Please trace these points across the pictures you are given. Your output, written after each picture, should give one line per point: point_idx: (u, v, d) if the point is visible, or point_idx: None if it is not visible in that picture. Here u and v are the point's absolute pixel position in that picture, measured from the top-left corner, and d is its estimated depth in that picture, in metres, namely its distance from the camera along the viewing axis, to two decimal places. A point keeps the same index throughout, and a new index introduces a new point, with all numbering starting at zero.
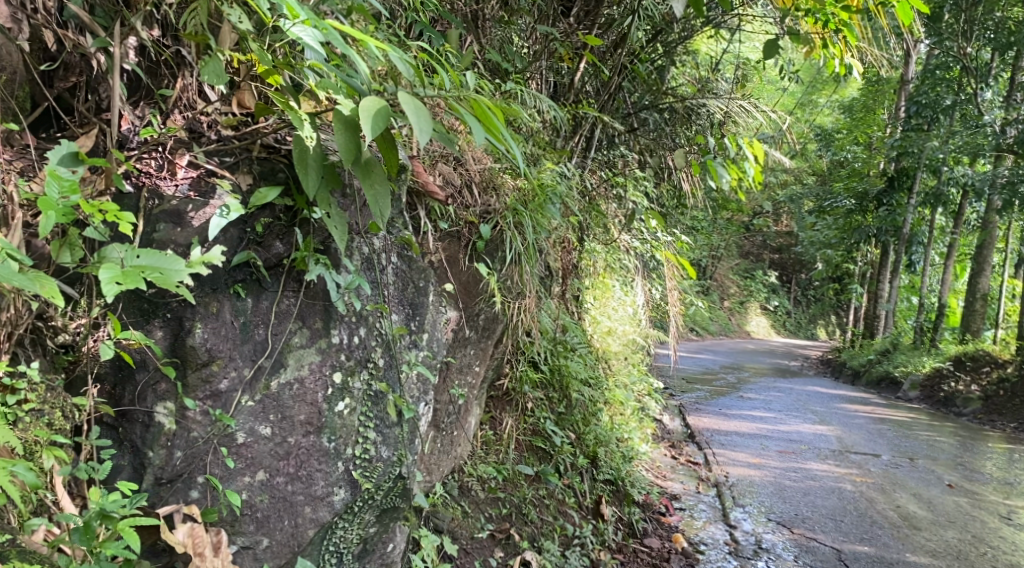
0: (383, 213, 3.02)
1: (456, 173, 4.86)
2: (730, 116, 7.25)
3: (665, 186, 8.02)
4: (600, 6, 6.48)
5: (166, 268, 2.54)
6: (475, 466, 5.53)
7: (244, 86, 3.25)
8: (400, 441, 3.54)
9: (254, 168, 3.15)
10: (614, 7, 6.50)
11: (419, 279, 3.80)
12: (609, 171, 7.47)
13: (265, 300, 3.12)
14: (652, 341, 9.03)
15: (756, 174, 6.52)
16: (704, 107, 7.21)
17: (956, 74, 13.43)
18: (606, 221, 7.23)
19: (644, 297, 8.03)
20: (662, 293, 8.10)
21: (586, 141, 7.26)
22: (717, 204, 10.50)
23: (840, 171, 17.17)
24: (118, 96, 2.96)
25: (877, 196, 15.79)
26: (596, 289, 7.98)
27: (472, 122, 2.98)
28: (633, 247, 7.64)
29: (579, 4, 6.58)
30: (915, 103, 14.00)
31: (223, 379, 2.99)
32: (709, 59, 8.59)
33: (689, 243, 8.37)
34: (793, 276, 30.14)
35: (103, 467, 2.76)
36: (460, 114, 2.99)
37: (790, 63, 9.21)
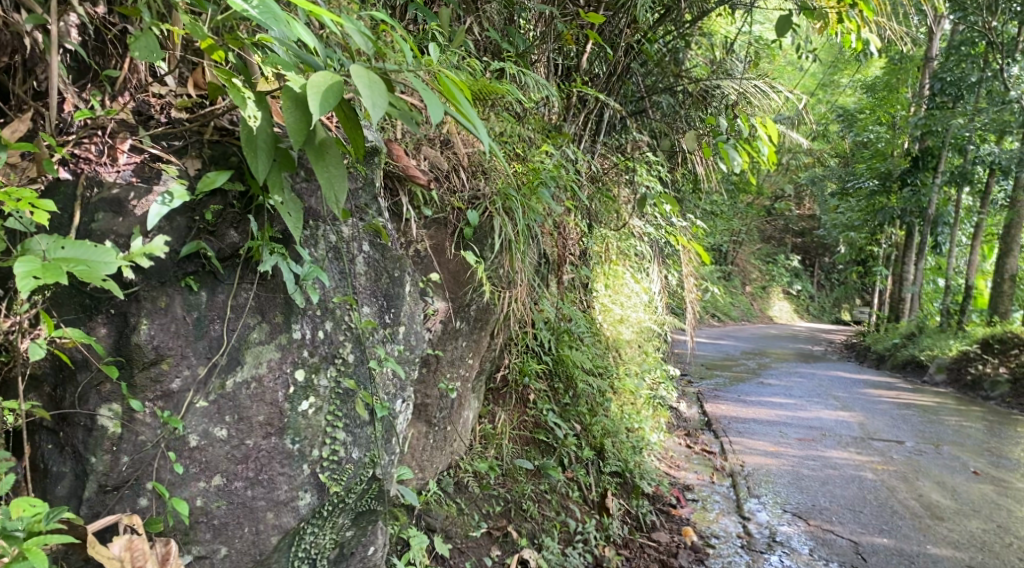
0: (340, 199, 2.79)
1: (443, 157, 4.64)
2: (744, 97, 7.03)
3: (678, 169, 7.74)
4: None
5: (94, 261, 2.36)
6: (471, 462, 5.31)
7: (198, 65, 3.03)
8: (372, 441, 3.32)
9: (205, 152, 2.94)
10: None
11: (394, 269, 3.58)
12: (618, 155, 7.23)
13: (220, 293, 2.92)
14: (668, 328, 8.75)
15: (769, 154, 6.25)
16: (718, 89, 7.09)
17: (982, 49, 12.99)
18: (619, 207, 7.05)
19: (655, 283, 7.77)
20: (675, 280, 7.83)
21: (596, 125, 7.05)
22: (736, 187, 10.20)
23: (863, 151, 16.73)
24: (55, 77, 2.76)
25: (902, 176, 15.37)
26: (608, 278, 7.58)
27: (432, 97, 2.73)
28: (647, 233, 7.54)
29: None
30: (940, 80, 13.56)
31: (175, 379, 2.79)
32: (724, 37, 8.28)
33: (703, 228, 8.06)
34: (816, 259, 29.61)
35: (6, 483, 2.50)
36: (421, 89, 2.74)
37: (808, 41, 8.87)
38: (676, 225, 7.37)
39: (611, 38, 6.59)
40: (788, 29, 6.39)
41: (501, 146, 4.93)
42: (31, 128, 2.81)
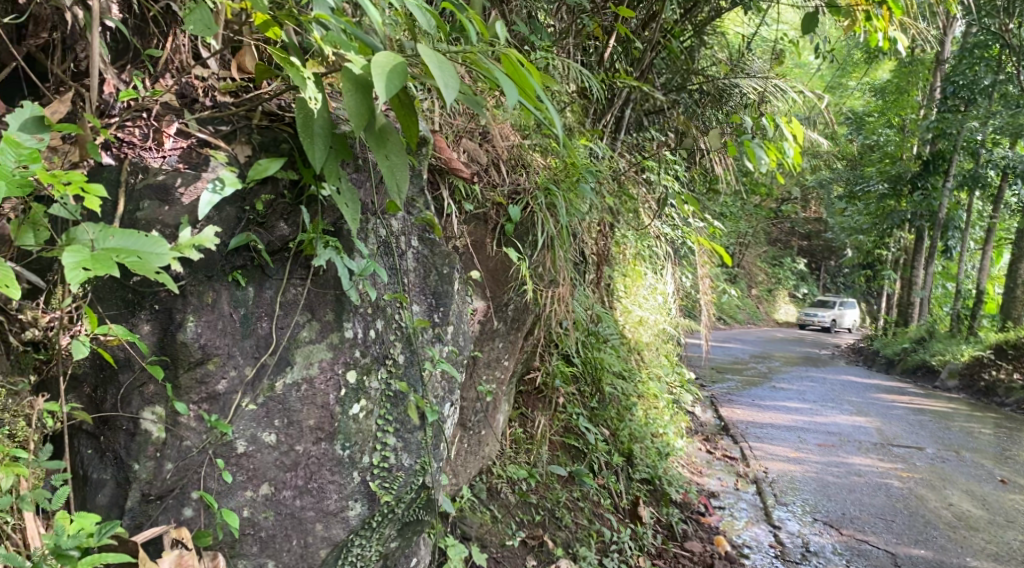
0: (402, 188, 2.61)
1: (482, 150, 4.45)
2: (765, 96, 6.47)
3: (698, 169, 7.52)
4: None
5: (145, 252, 2.17)
6: (504, 467, 5.07)
7: (243, 47, 2.85)
8: (424, 447, 3.11)
9: (254, 138, 2.75)
10: None
11: (443, 265, 3.38)
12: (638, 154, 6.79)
13: (267, 289, 2.73)
14: (683, 330, 8.50)
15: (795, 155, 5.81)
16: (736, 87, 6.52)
17: (996, 52, 12.67)
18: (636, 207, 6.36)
19: (673, 285, 7.56)
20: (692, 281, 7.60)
21: (615, 123, 6.64)
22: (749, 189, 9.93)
23: (871, 155, 16.41)
24: (95, 56, 2.55)
25: (912, 181, 14.94)
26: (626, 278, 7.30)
27: (504, 81, 2.54)
28: (663, 233, 7.12)
29: None
30: (952, 83, 13.25)
31: (221, 380, 2.61)
32: (741, 32, 8.00)
33: (720, 229, 7.74)
34: (822, 262, 29.28)
35: (57, 496, 2.34)
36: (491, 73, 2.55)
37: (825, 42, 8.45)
38: (698, 225, 7.15)
39: (635, 31, 6.24)
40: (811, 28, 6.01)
41: (536, 139, 4.74)
42: (71, 110, 2.62)
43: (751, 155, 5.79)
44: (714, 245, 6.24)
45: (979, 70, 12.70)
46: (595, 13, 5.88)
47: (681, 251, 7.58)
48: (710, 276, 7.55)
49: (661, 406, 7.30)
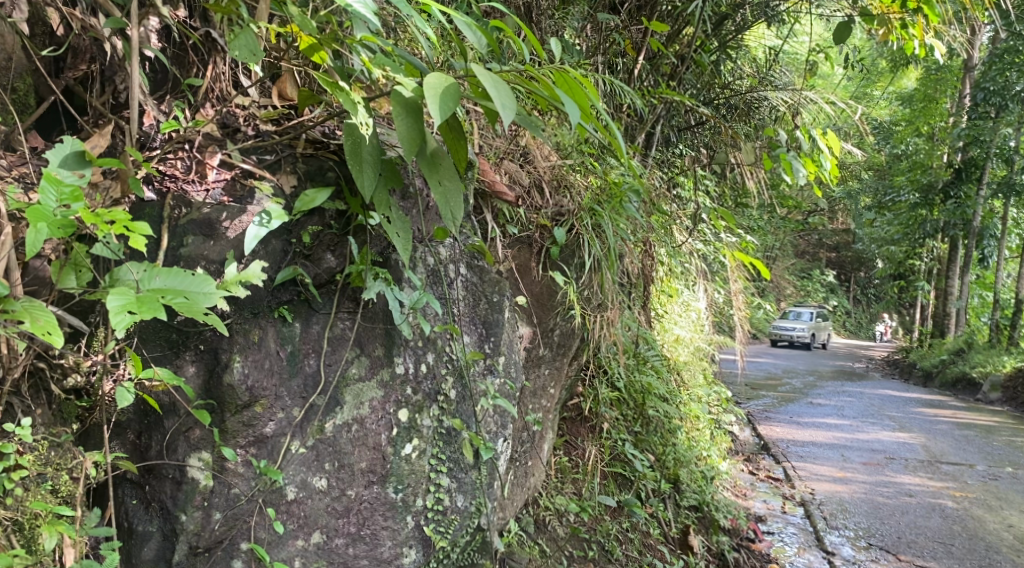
0: (456, 215, 2.48)
1: (524, 172, 4.28)
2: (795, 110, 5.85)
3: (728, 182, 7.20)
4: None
5: (193, 292, 2.06)
6: (551, 498, 4.55)
7: (283, 73, 2.76)
8: (478, 487, 2.97)
9: (299, 167, 2.64)
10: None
11: (493, 293, 3.23)
12: (669, 170, 6.27)
13: (315, 325, 2.60)
14: (717, 347, 8.12)
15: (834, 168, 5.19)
16: (766, 100, 6.02)
17: None
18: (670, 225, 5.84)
19: (706, 301, 7.22)
20: (725, 297, 7.21)
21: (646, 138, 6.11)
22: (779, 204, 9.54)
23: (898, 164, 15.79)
24: (135, 86, 2.44)
25: (944, 190, 14.26)
26: (662, 295, 6.82)
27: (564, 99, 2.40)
28: (696, 249, 6.66)
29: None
30: (982, 89, 12.69)
31: (269, 422, 2.47)
32: (769, 42, 7.38)
33: (755, 242, 7.37)
34: (852, 274, 27.36)
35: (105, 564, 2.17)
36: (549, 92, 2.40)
37: (857, 50, 7.82)
38: (733, 239, 6.85)
39: (666, 43, 5.79)
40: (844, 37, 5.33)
41: (573, 160, 4.49)
42: (112, 144, 2.50)
43: (787, 168, 5.27)
44: (752, 260, 5.92)
45: (1011, 75, 12.16)
46: (625, 26, 5.47)
47: (714, 266, 7.24)
48: (745, 291, 7.21)
49: (703, 428, 6.91)
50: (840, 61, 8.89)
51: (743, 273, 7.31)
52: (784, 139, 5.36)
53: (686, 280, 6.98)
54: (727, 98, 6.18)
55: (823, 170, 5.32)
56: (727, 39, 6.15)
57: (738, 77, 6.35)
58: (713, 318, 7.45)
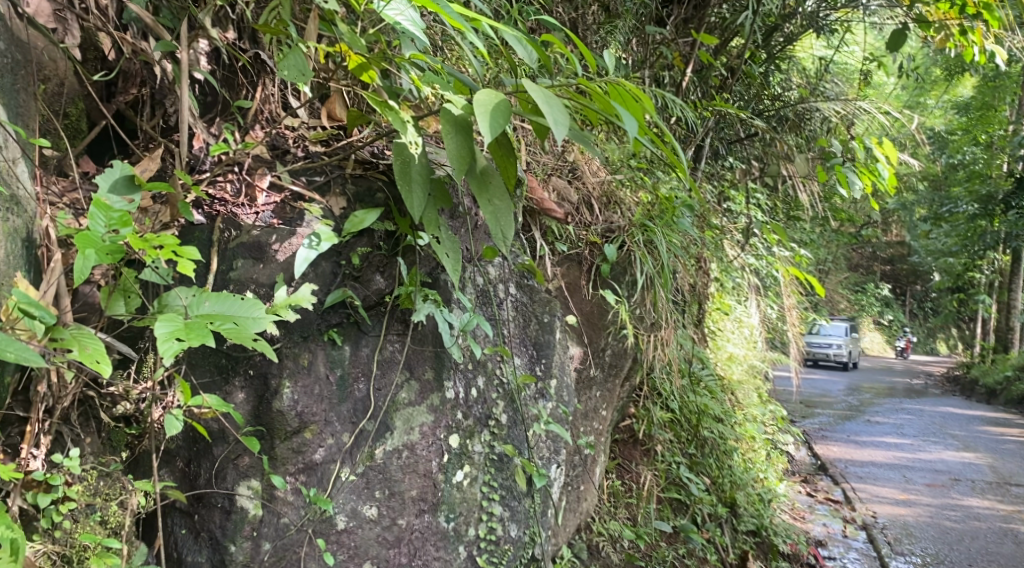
0: (508, 234, 2.40)
1: (572, 189, 4.16)
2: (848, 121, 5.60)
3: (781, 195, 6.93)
4: (708, 5, 5.35)
5: (242, 317, 2.02)
6: (605, 522, 4.35)
7: (332, 93, 2.71)
8: (532, 515, 2.88)
9: (349, 189, 2.60)
10: (724, 4, 5.40)
11: (543, 314, 3.13)
12: (719, 184, 6.10)
13: (364, 348, 2.54)
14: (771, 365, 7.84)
15: (893, 178, 4.98)
16: (816, 112, 5.77)
17: None
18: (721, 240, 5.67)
19: (758, 317, 6.98)
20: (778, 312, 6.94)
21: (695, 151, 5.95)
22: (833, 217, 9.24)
23: None
24: (185, 109, 2.43)
25: (1004, 201, 12.57)
26: (713, 312, 6.60)
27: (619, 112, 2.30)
28: (748, 264, 6.44)
29: (680, 9, 5.40)
30: None
31: (319, 449, 2.41)
32: (818, 51, 7.14)
33: (809, 256, 7.10)
34: (908, 287, 25.75)
35: None
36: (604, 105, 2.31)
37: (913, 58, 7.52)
38: (787, 252, 6.63)
39: (713, 55, 5.66)
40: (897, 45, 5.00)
41: (623, 175, 4.38)
42: (162, 167, 2.50)
43: (843, 180, 5.07)
44: (806, 275, 5.75)
45: None
46: (673, 38, 5.35)
47: (766, 281, 6.99)
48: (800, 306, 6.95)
49: (759, 449, 6.64)
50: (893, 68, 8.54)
51: (796, 287, 7.05)
52: (838, 149, 5.16)
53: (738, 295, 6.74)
54: (777, 110, 5.97)
55: (881, 179, 5.10)
56: (775, 51, 5.97)
57: (788, 88, 6.14)
58: (766, 335, 7.19)
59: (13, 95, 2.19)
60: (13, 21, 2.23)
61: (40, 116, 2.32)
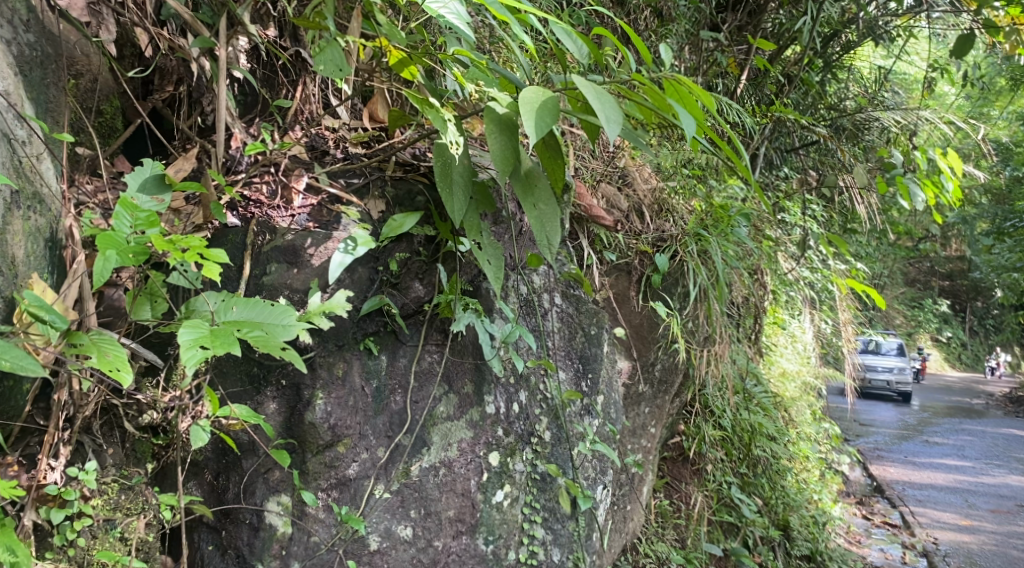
0: (553, 240, 2.25)
1: (623, 195, 3.94)
2: (909, 129, 5.33)
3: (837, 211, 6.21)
4: (764, 11, 5.15)
5: (270, 324, 1.91)
6: (652, 544, 4.13)
7: (374, 94, 2.63)
8: (575, 539, 2.73)
9: (388, 191, 2.49)
10: (781, 11, 5.20)
11: (590, 325, 2.97)
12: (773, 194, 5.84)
13: (402, 358, 2.42)
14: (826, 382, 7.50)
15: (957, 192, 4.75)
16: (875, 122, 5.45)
17: None
18: (775, 252, 5.41)
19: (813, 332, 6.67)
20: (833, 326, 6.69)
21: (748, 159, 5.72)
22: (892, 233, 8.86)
23: None
24: (222, 108, 2.34)
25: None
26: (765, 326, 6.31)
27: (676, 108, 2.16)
28: (803, 277, 6.16)
29: (734, 15, 5.22)
30: None
31: (353, 463, 2.29)
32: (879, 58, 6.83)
33: (867, 270, 6.77)
34: (967, 304, 23.71)
35: None
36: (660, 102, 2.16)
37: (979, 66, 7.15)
38: (842, 266, 6.36)
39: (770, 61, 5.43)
40: (964, 53, 4.71)
41: (675, 182, 4.18)
42: (196, 167, 2.40)
43: (904, 192, 4.81)
44: (864, 288, 5.47)
45: None
46: (729, 44, 5.16)
47: (821, 295, 6.68)
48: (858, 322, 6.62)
49: (814, 470, 6.32)
50: (956, 75, 8.11)
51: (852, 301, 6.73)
52: (900, 160, 4.91)
53: (791, 309, 6.45)
54: (833, 119, 5.66)
55: (945, 193, 4.85)
56: (832, 60, 5.71)
57: (844, 97, 5.85)
58: (822, 351, 6.87)
59: (42, 89, 2.14)
60: (45, 12, 2.16)
61: (71, 113, 2.24)
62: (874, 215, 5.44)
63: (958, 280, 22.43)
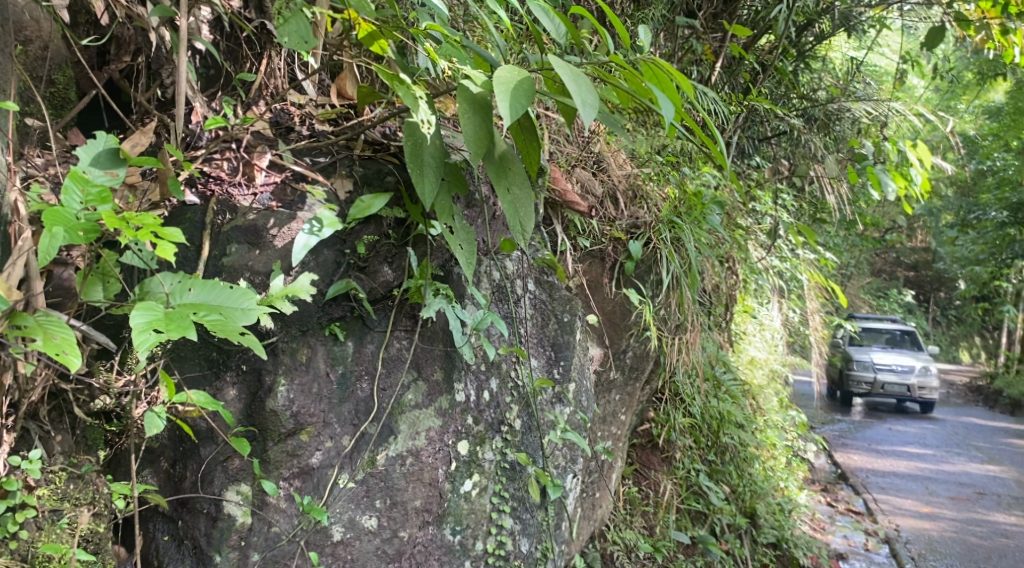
0: (527, 226, 2.18)
1: (597, 181, 3.89)
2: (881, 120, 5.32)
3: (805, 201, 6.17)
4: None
5: (228, 308, 1.82)
6: (620, 532, 4.10)
7: (343, 69, 2.53)
8: (544, 529, 2.68)
9: (356, 171, 2.40)
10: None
11: (563, 313, 2.91)
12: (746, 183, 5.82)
13: (369, 344, 2.34)
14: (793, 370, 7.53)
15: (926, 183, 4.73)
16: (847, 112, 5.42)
17: None
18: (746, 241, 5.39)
19: (781, 321, 6.69)
20: (800, 316, 6.74)
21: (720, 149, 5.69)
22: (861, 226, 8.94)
23: None
24: (182, 81, 2.23)
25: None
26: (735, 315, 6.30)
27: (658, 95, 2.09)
28: (772, 267, 6.16)
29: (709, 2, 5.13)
30: None
31: (316, 452, 2.22)
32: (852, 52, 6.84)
33: (834, 260, 6.81)
34: (932, 295, 23.42)
35: None
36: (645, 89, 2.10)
37: (949, 62, 7.20)
38: (810, 255, 6.38)
39: (745, 50, 5.39)
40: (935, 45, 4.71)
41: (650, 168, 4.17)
42: (154, 142, 2.30)
43: (875, 183, 4.78)
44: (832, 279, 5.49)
45: None
46: (704, 32, 5.10)
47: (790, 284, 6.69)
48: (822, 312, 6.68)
49: (781, 458, 6.34)
50: (927, 69, 8.16)
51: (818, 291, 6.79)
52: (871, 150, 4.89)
53: (759, 297, 6.45)
54: (805, 109, 5.60)
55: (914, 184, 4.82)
56: (805, 51, 5.69)
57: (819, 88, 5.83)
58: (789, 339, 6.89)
59: None
60: None
61: (19, 82, 2.12)
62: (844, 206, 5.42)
63: (923, 272, 22.64)
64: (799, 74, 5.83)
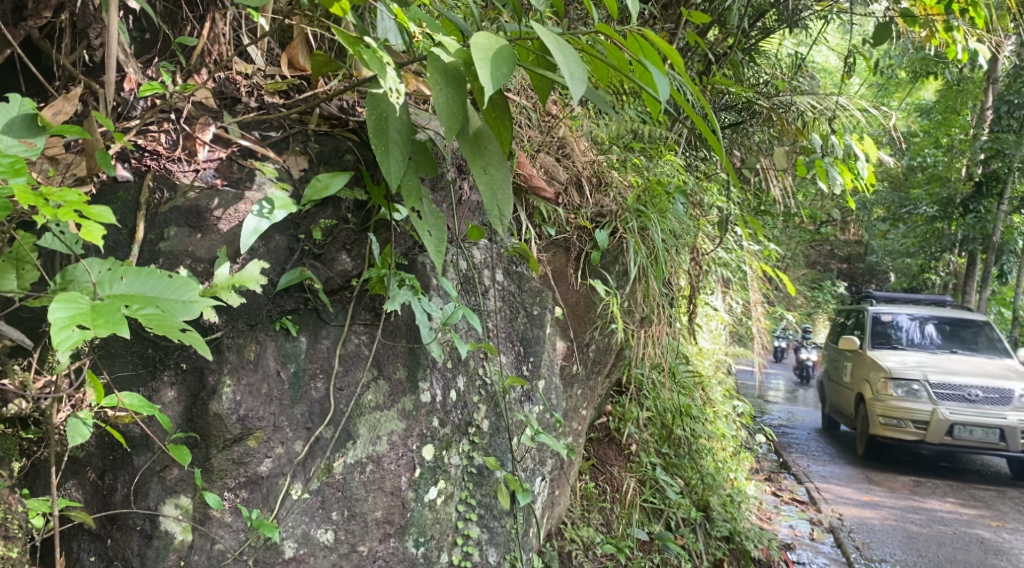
0: (505, 210, 1.97)
1: (561, 167, 3.68)
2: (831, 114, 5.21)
3: (755, 194, 6.10)
4: None
5: (167, 301, 1.58)
6: (577, 528, 3.86)
7: (294, 38, 2.30)
8: (513, 538, 2.49)
9: (311, 147, 2.17)
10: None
11: (532, 305, 2.75)
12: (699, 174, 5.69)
13: (324, 340, 2.13)
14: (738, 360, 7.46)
15: (871, 175, 4.66)
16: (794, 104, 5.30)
17: None
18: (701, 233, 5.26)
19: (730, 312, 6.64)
20: (742, 305, 6.64)
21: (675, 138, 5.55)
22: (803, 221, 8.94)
23: None
24: (113, 42, 1.97)
25: (962, 204, 9.07)
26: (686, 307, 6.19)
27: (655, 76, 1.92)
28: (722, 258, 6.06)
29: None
30: None
31: (265, 460, 1.99)
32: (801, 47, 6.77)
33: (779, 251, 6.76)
34: (865, 287, 23.90)
35: None
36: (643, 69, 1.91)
37: (893, 59, 7.21)
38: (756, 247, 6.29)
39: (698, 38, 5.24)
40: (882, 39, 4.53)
41: (613, 156, 4.04)
42: (80, 111, 2.04)
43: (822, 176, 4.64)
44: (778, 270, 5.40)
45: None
46: (659, 20, 4.96)
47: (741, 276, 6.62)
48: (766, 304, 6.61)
49: (730, 451, 6.24)
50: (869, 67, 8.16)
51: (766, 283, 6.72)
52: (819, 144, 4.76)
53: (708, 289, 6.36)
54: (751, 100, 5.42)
55: (860, 177, 4.76)
56: (749, 46, 5.58)
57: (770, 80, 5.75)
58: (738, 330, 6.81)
59: None
60: None
61: None
62: (787, 197, 5.34)
63: (857, 264, 23.03)
64: (744, 69, 5.71)
